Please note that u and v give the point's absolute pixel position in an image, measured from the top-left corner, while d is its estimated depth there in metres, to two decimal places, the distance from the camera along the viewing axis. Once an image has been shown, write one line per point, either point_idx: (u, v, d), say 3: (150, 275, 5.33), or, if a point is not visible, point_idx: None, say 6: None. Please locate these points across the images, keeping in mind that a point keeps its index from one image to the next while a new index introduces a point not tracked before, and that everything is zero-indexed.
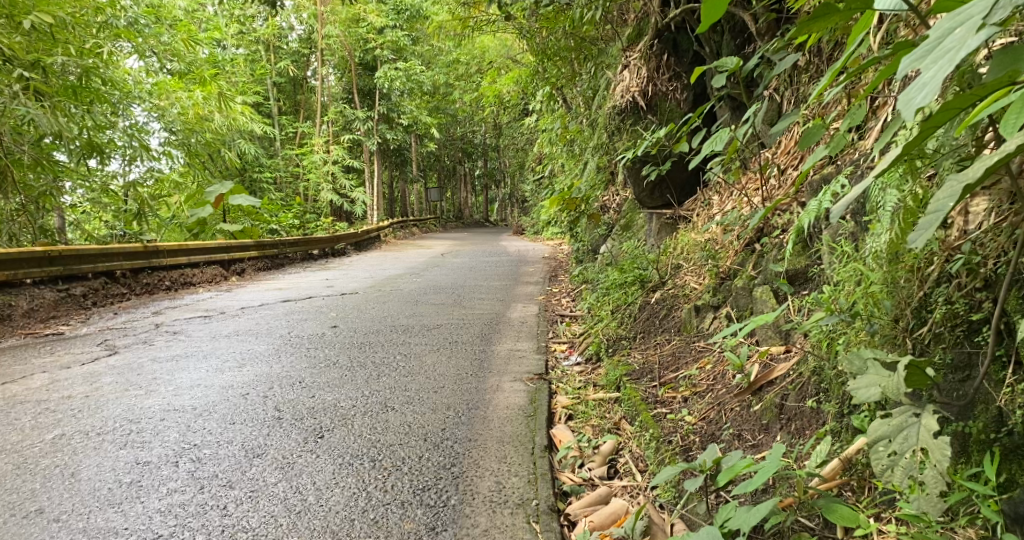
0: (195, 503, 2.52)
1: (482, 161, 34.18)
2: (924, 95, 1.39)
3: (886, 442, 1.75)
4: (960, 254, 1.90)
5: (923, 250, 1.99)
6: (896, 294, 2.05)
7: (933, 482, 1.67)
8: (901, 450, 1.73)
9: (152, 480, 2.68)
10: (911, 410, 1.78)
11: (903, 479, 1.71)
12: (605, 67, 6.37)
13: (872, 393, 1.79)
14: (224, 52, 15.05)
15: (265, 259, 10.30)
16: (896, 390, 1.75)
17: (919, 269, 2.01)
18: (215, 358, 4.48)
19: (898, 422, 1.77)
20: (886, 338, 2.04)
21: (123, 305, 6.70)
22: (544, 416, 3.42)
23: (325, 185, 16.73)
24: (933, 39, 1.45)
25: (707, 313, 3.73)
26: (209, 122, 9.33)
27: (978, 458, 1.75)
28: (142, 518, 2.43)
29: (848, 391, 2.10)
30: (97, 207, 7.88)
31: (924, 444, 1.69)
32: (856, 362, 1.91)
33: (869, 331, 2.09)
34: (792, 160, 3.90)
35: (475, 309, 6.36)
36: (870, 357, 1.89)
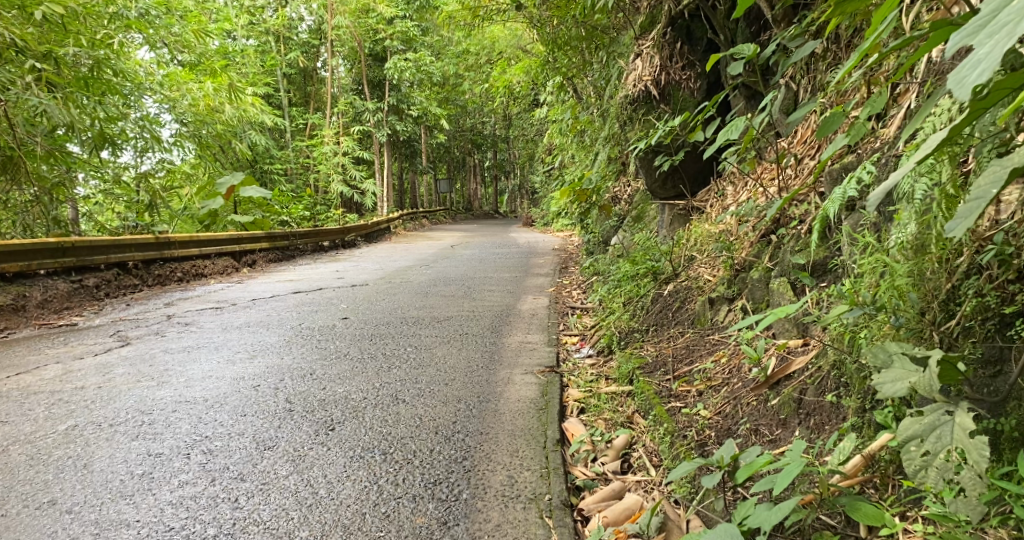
0: (206, 495, 2.50)
1: (491, 153, 34.15)
2: (978, 72, 1.35)
3: (918, 442, 1.70)
4: (992, 245, 1.85)
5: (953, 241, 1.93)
6: (922, 286, 2.00)
7: (970, 484, 1.64)
8: (934, 450, 1.68)
9: (163, 472, 2.67)
10: (943, 407, 1.73)
11: (938, 480, 1.66)
12: (617, 57, 6.31)
13: (899, 388, 1.75)
14: (235, 43, 15.05)
15: (275, 250, 10.31)
16: (926, 386, 1.71)
17: (947, 261, 1.95)
18: (226, 350, 4.47)
19: (930, 421, 1.72)
20: (912, 331, 1.98)
21: (136, 296, 6.72)
22: (556, 409, 3.40)
23: (335, 176, 16.72)
24: (985, 16, 1.41)
25: (721, 306, 3.69)
26: (220, 113, 9.33)
27: (1012, 457, 1.69)
28: (154, 510, 2.42)
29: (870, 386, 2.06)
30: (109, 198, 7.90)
31: (959, 444, 1.65)
32: (881, 355, 1.85)
33: (894, 325, 2.03)
34: (810, 150, 3.85)
35: (485, 301, 6.34)
36: (895, 350, 1.84)
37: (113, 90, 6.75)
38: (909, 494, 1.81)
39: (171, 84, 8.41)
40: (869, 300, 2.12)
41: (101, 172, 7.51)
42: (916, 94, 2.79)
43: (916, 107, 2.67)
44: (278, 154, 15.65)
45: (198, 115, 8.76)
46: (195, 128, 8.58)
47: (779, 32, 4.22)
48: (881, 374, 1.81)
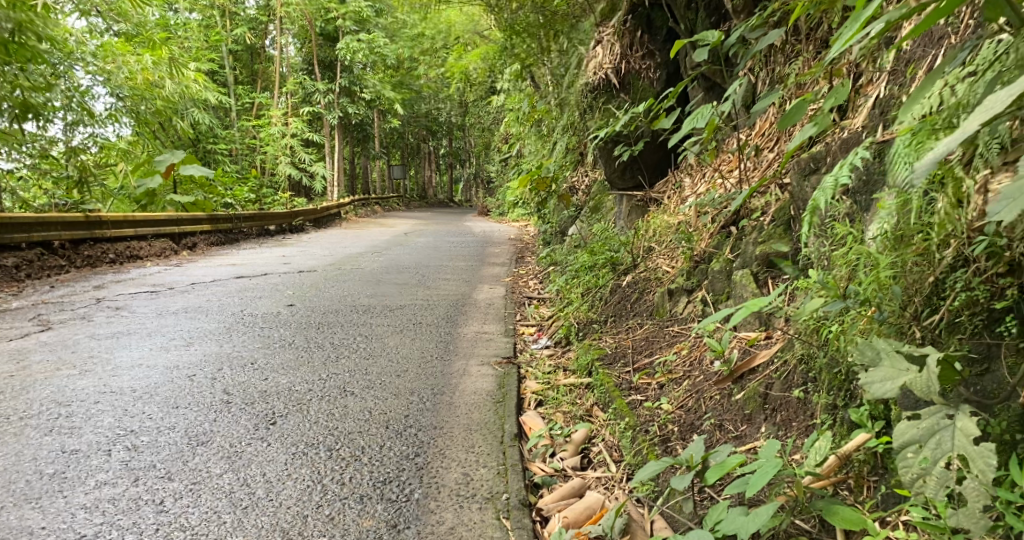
0: (126, 498, 2.30)
1: (446, 141, 33.80)
2: None
3: (917, 448, 1.60)
4: (983, 236, 1.75)
5: (940, 232, 1.84)
6: (905, 279, 1.92)
7: (973, 495, 1.53)
8: (934, 457, 1.59)
9: (78, 471, 2.46)
10: (943, 411, 1.63)
11: (937, 491, 1.56)
12: (576, 44, 6.19)
13: (889, 388, 1.66)
14: (177, 16, 14.49)
15: (217, 233, 9.94)
16: (924, 387, 1.62)
17: (931, 252, 1.88)
18: (159, 336, 4.23)
19: (929, 425, 1.62)
20: (894, 328, 1.91)
21: (62, 277, 6.36)
22: (513, 403, 3.28)
23: (283, 158, 16.29)
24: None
25: (681, 297, 3.61)
26: (159, 89, 8.94)
27: (1002, 462, 1.59)
28: (64, 515, 2.21)
29: (847, 384, 1.97)
30: (36, 173, 7.54)
31: (961, 451, 1.55)
32: (867, 352, 1.76)
33: (877, 320, 1.95)
34: (770, 142, 3.78)
35: (440, 289, 6.18)
36: (883, 346, 1.75)
37: (38, 58, 6.39)
38: (886, 496, 1.74)
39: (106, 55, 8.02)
40: (852, 293, 2.03)
41: (24, 147, 7.15)
42: (883, 84, 2.71)
43: (889, 98, 2.60)
44: (222, 134, 15.16)
45: (135, 89, 8.38)
46: (132, 103, 8.25)
47: (740, 21, 4.13)
48: (869, 371, 1.73)
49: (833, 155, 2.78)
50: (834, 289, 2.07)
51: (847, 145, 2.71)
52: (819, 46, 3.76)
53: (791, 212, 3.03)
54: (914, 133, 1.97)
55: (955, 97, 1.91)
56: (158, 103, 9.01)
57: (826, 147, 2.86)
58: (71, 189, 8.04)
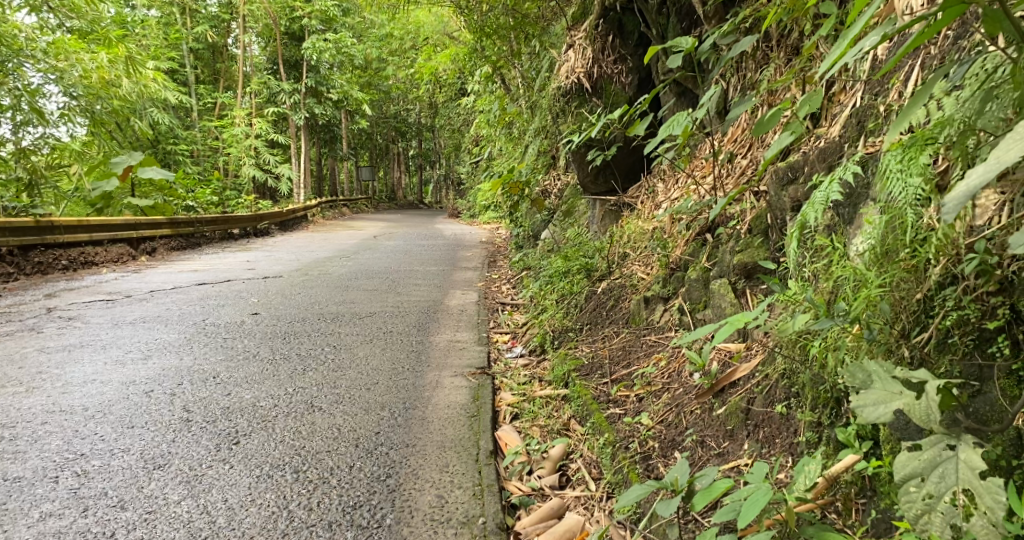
0: (74, 531, 2.29)
1: (416, 142, 33.59)
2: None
3: (919, 482, 1.55)
4: (974, 254, 1.72)
5: (928, 249, 1.83)
6: (893, 296, 1.89)
7: (982, 533, 1.47)
8: (937, 492, 1.53)
9: (20, 502, 2.44)
10: (944, 441, 1.58)
11: (944, 528, 1.49)
12: (547, 47, 6.13)
13: (885, 413, 1.61)
14: (135, 14, 14.18)
15: (179, 237, 9.72)
16: (925, 415, 1.57)
17: (920, 270, 1.85)
18: (115, 348, 4.09)
19: (930, 457, 1.57)
20: (883, 347, 1.87)
21: (10, 286, 6.14)
22: (488, 416, 3.21)
23: (247, 160, 16.01)
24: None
25: (657, 306, 3.57)
26: (116, 88, 8.72)
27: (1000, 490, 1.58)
28: None
29: (833, 404, 1.94)
30: None
31: (967, 486, 1.50)
32: (859, 375, 1.71)
33: (867, 338, 1.91)
34: (743, 149, 3.73)
35: (411, 296, 6.07)
36: (875, 369, 1.71)
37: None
38: (876, 520, 1.71)
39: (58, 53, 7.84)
40: (840, 309, 1.99)
41: None
42: (859, 92, 2.69)
43: (865, 106, 2.56)
44: (183, 135, 14.86)
45: (90, 88, 8.19)
46: (88, 103, 8.11)
47: (711, 27, 4.10)
48: (860, 395, 1.68)
49: (811, 164, 2.75)
50: (821, 307, 2.02)
51: (825, 153, 2.67)
52: (790, 53, 3.74)
53: (768, 222, 3.00)
54: (899, 146, 1.95)
55: (942, 110, 1.88)
56: (116, 104, 8.76)
57: (803, 156, 2.82)
58: (20, 191, 7.81)
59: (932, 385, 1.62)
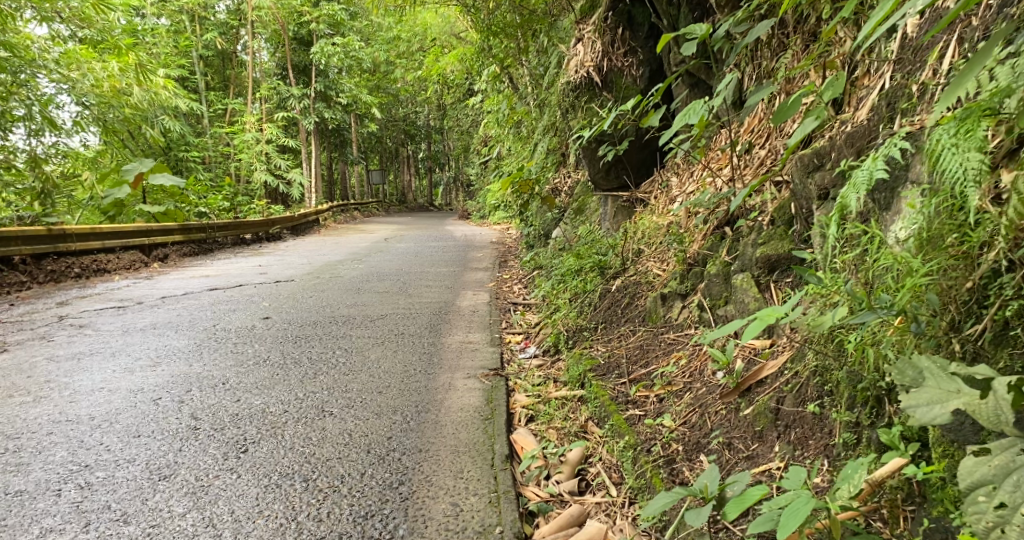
0: None
1: (425, 145, 33.52)
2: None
3: (990, 491, 1.47)
4: None
5: (983, 233, 1.72)
6: (941, 285, 1.78)
7: None
8: (1012, 501, 1.44)
9: (20, 517, 2.36)
10: (1016, 445, 1.48)
11: None
12: (556, 43, 6.02)
13: (938, 414, 1.54)
14: (145, 22, 14.22)
15: (191, 243, 9.67)
16: (990, 416, 1.49)
17: (972, 256, 1.75)
18: (124, 356, 4.00)
19: (1002, 463, 1.48)
20: (930, 341, 1.77)
21: (21, 295, 6.07)
22: (503, 419, 3.10)
23: (258, 165, 15.96)
24: None
25: (675, 302, 3.45)
26: (128, 96, 8.75)
27: None
28: None
29: (875, 404, 1.85)
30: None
31: None
32: (909, 372, 1.65)
33: (913, 331, 1.80)
34: (760, 138, 3.59)
35: (421, 297, 5.97)
36: (928, 365, 1.64)
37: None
38: (930, 531, 1.63)
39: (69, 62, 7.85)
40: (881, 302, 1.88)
41: None
42: (888, 72, 2.60)
43: (896, 87, 2.45)
44: (194, 141, 14.84)
45: (102, 96, 8.21)
46: (99, 111, 8.14)
47: (723, 15, 3.99)
48: (912, 393, 1.61)
49: (838, 150, 2.63)
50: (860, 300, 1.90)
51: (853, 138, 2.56)
52: (807, 38, 3.61)
53: (792, 211, 2.88)
54: (950, 121, 1.84)
55: (995, 81, 1.78)
56: (126, 111, 8.74)
57: (830, 142, 2.71)
58: (35, 200, 7.85)
59: (998, 383, 1.52)
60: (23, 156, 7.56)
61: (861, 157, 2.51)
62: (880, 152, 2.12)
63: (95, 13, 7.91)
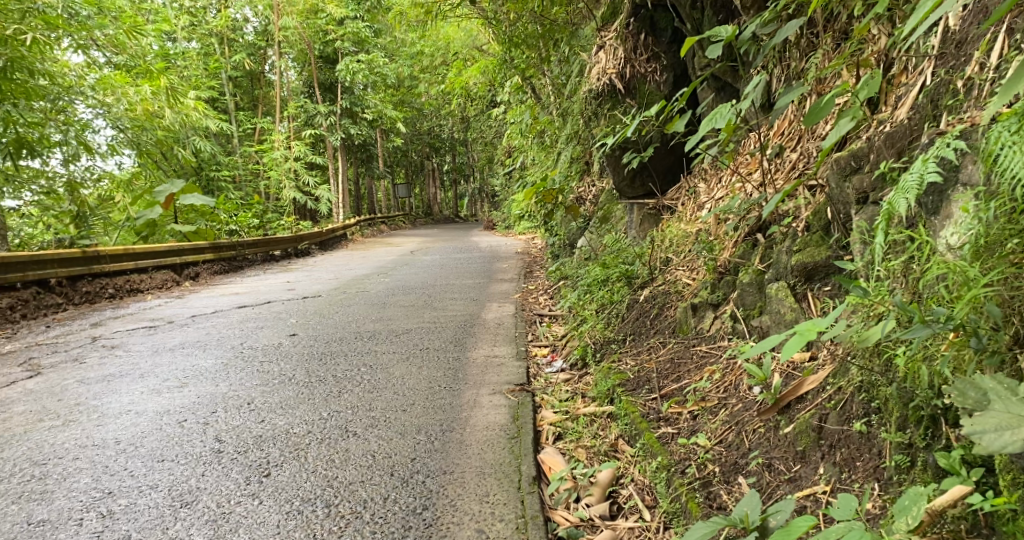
0: None
1: (449, 157, 33.56)
2: None
3: None
4: None
5: None
6: (1002, 297, 1.75)
7: None
8: None
9: None
10: None
11: None
12: (577, 51, 5.94)
13: (1007, 441, 1.54)
14: (176, 46, 14.42)
15: (221, 262, 9.71)
16: None
17: None
18: (153, 377, 3.97)
19: None
20: (992, 357, 1.73)
21: (57, 317, 6.11)
22: (530, 438, 3.00)
23: (287, 182, 16.07)
24: None
25: (706, 313, 3.33)
26: (160, 119, 8.96)
27: None
28: None
29: (934, 427, 1.82)
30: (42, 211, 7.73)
31: None
32: (972, 396, 1.64)
33: (973, 347, 1.76)
34: (791, 141, 3.47)
35: (447, 310, 5.90)
36: (989, 386, 1.65)
37: (30, 93, 6.55)
38: None
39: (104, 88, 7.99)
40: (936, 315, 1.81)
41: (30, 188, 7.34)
42: (929, 69, 2.50)
43: (941, 83, 2.36)
44: (225, 160, 14.98)
45: (136, 120, 8.37)
46: (135, 135, 8.26)
47: (749, 17, 3.87)
48: (976, 417, 1.61)
49: (877, 151, 2.52)
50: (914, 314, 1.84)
51: (892, 138, 2.46)
52: (838, 37, 3.48)
53: (828, 216, 2.76)
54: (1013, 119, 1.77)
55: None
56: (158, 134, 8.96)
57: (867, 143, 2.59)
58: (71, 222, 7.96)
59: None
60: (62, 181, 7.65)
61: (902, 158, 2.41)
62: (930, 153, 2.04)
63: (128, 38, 8.05)
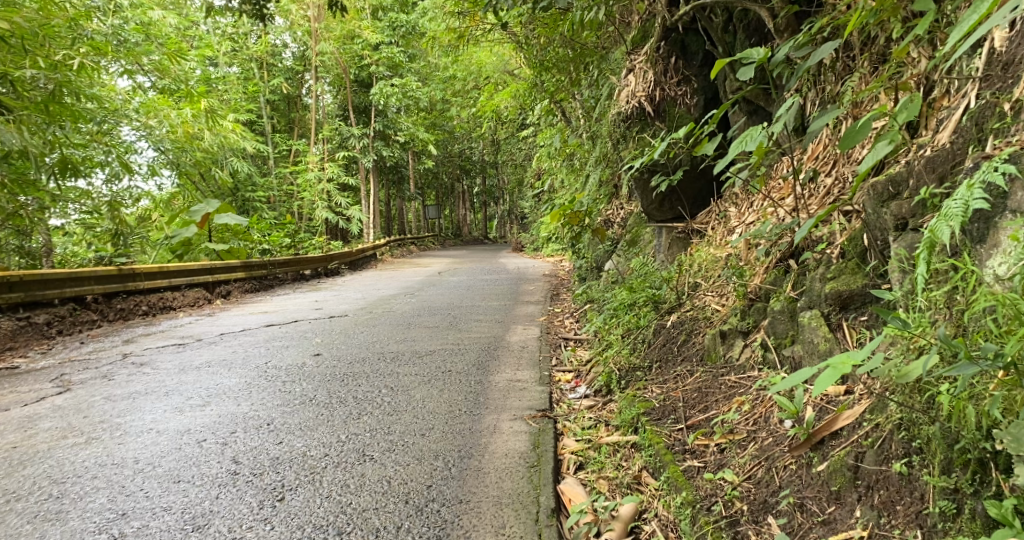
0: None
1: (480, 180, 33.63)
2: None
3: None
4: None
5: None
6: None
7: None
8: None
9: None
10: None
11: None
12: (608, 74, 5.89)
13: None
14: (216, 70, 14.70)
15: (253, 280, 9.75)
16: None
17: None
18: (176, 395, 3.94)
19: None
20: None
21: (92, 333, 6.16)
22: (550, 467, 2.92)
23: (320, 203, 16.19)
24: None
25: (735, 341, 3.22)
26: (199, 141, 9.25)
27: None
28: None
29: (985, 472, 1.73)
30: (85, 229, 7.97)
31: None
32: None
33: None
34: (826, 165, 3.37)
35: (471, 332, 5.82)
36: None
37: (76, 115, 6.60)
38: None
39: (148, 111, 8.35)
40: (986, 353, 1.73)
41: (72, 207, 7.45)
42: (974, 91, 2.41)
43: (987, 107, 2.27)
44: (260, 182, 15.17)
45: (177, 141, 8.69)
46: (175, 155, 8.70)
47: (784, 40, 3.79)
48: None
49: (916, 176, 2.42)
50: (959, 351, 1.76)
51: (933, 163, 2.37)
52: (876, 61, 3.37)
53: (865, 243, 2.66)
54: None
55: None
56: (198, 155, 9.30)
57: (905, 168, 2.48)
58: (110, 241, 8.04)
59: None
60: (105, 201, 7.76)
61: (945, 184, 2.31)
62: (976, 179, 1.94)
63: (171, 64, 8.39)
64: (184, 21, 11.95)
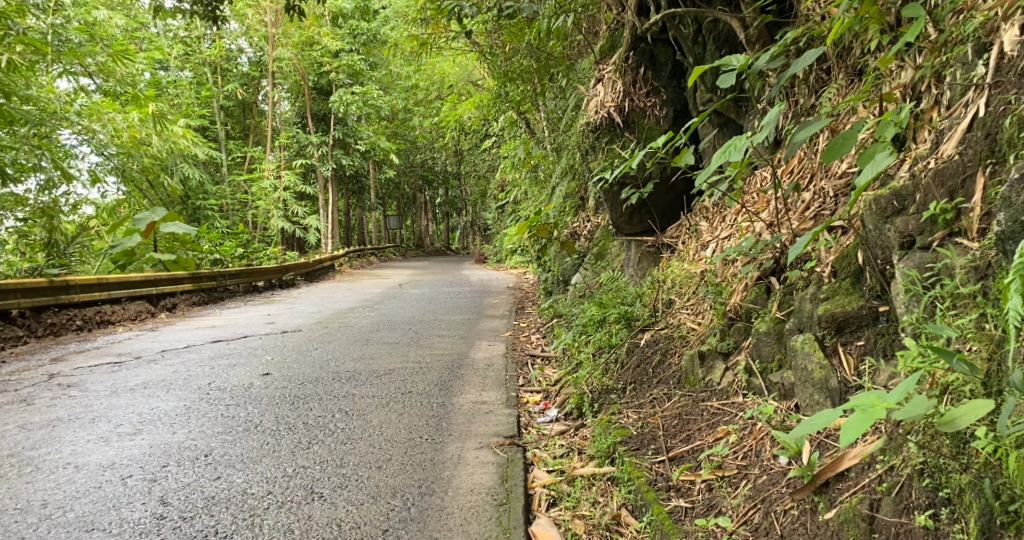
0: None
1: (442, 190, 33.19)
2: None
3: None
4: None
5: None
6: None
7: None
8: None
9: None
10: None
11: None
12: (574, 83, 5.65)
13: None
14: (168, 75, 14.13)
15: (201, 293, 9.27)
16: None
17: None
18: (104, 423, 3.56)
19: None
20: None
21: (17, 351, 5.70)
22: (521, 505, 2.65)
23: (276, 212, 15.62)
24: None
25: (715, 363, 3.00)
26: (147, 146, 8.79)
27: None
28: None
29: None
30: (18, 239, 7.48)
31: None
32: None
33: None
34: (803, 179, 3.17)
35: (433, 349, 5.51)
36: None
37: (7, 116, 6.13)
38: None
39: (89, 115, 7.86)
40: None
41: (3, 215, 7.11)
42: (982, 99, 2.22)
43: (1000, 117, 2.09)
44: (212, 189, 14.62)
45: (122, 147, 8.23)
46: (121, 161, 8.22)
47: (756, 51, 3.58)
48: None
49: (924, 191, 2.25)
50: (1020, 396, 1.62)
51: (942, 175, 2.20)
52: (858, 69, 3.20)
53: (860, 261, 2.46)
54: None
55: None
56: (145, 162, 8.82)
57: (911, 180, 2.31)
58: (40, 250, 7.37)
59: None
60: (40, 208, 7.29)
61: (956, 198, 2.15)
62: None
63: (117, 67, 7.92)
64: (133, 23, 11.41)
